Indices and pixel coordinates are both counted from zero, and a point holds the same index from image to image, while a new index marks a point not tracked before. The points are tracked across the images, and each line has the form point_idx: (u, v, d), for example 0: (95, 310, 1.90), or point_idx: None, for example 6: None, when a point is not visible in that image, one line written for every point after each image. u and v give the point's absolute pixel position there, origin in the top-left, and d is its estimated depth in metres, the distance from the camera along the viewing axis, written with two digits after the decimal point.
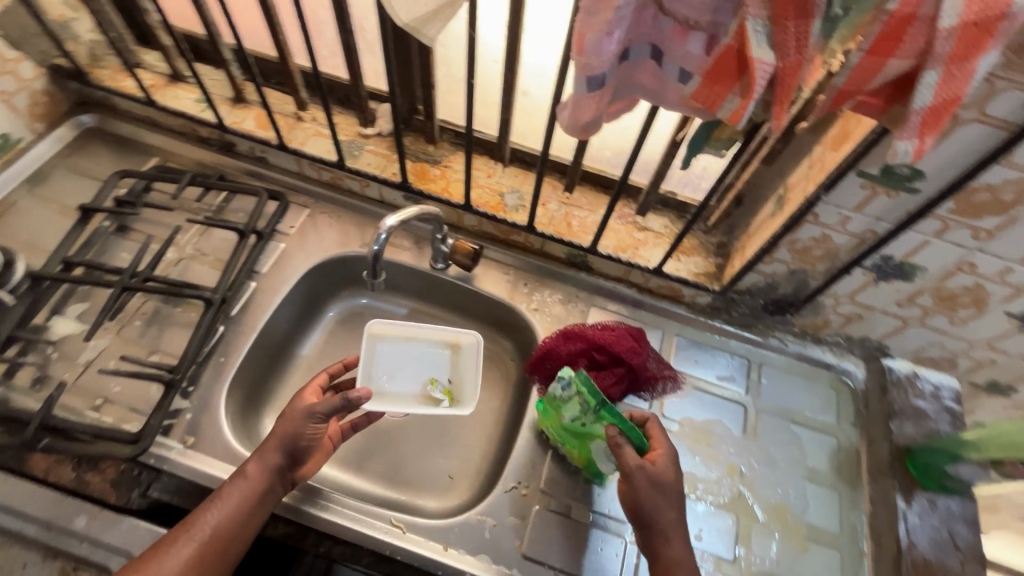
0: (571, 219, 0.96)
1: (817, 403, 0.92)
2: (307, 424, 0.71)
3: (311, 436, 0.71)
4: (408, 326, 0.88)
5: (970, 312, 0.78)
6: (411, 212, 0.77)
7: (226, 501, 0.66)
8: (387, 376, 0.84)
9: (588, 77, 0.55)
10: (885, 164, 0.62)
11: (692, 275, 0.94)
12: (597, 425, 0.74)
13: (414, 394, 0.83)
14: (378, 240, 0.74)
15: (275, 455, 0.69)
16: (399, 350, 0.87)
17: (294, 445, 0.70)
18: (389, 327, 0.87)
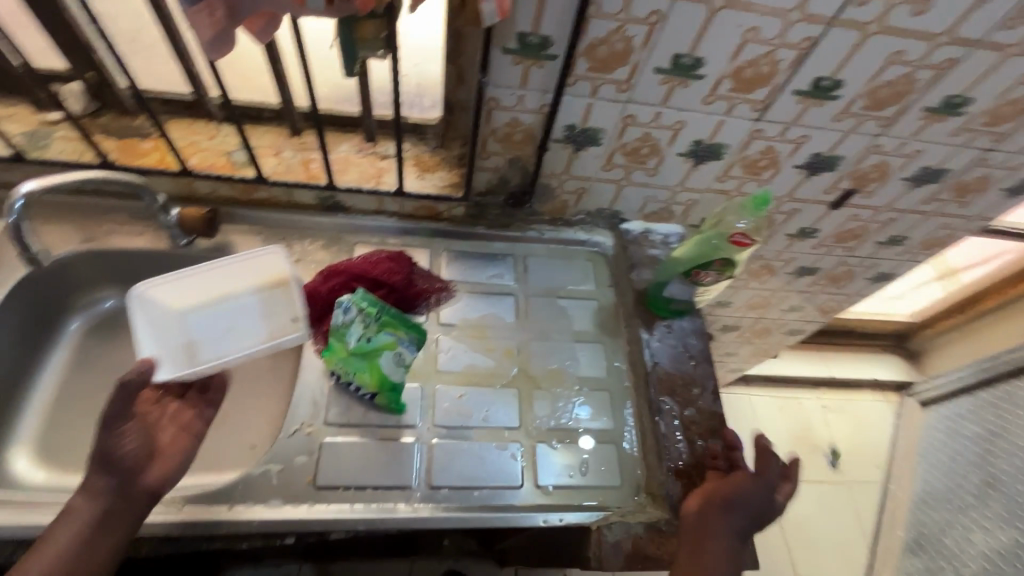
0: (309, 162, 0.95)
1: (578, 276, 1.03)
2: (107, 436, 0.65)
3: (118, 442, 0.66)
4: (205, 283, 0.87)
5: (655, 161, 0.91)
6: (57, 179, 0.74)
7: (43, 556, 0.60)
8: (205, 335, 0.86)
9: None
10: (517, 35, 0.69)
11: (439, 190, 0.98)
12: (382, 335, 0.79)
13: (250, 339, 0.86)
14: (12, 211, 0.74)
15: (96, 479, 0.64)
16: (216, 314, 0.88)
17: (112, 460, 0.65)
18: (183, 293, 0.87)
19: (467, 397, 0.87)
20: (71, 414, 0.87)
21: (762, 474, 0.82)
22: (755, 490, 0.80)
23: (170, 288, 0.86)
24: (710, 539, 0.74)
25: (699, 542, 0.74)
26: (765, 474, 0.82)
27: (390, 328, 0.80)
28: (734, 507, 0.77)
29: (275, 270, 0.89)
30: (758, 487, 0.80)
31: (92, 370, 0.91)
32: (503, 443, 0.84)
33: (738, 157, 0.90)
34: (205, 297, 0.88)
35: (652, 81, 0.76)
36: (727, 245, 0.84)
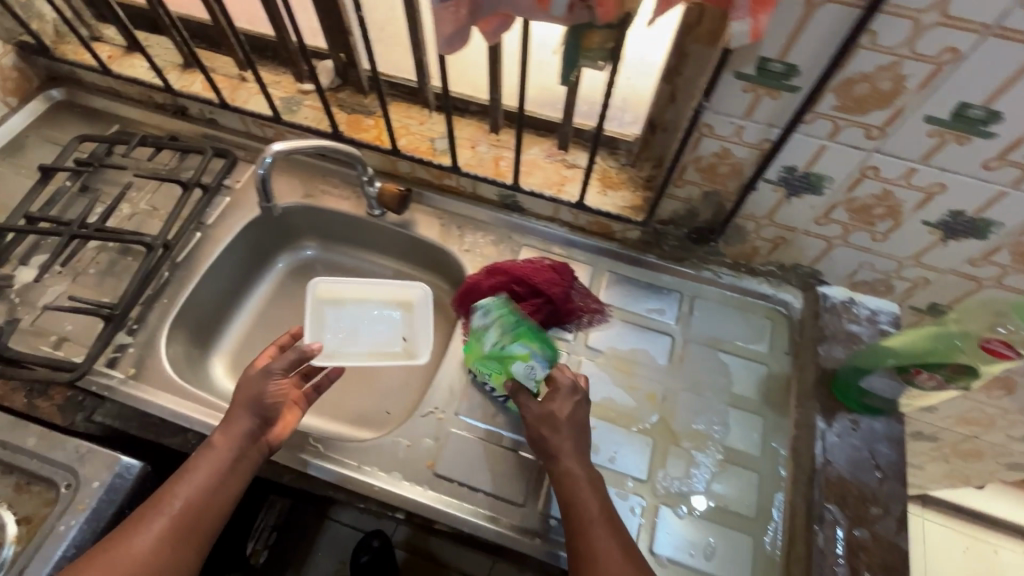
0: (499, 160, 0.98)
1: (750, 333, 0.92)
2: (264, 387, 0.77)
3: (271, 393, 0.77)
4: (357, 288, 0.93)
5: (888, 225, 0.75)
6: (300, 143, 0.83)
7: (193, 475, 0.70)
8: (338, 337, 0.89)
9: None
10: (758, 60, 0.61)
11: (618, 209, 0.93)
12: (516, 347, 0.76)
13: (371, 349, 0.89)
14: (263, 164, 0.86)
15: (240, 422, 0.75)
16: (348, 319, 0.91)
17: (258, 408, 0.76)
18: (336, 291, 0.92)
19: (596, 431, 0.82)
20: (261, 339, 1.02)
21: (563, 440, 0.70)
22: (570, 447, 0.70)
23: (331, 285, 0.92)
24: (580, 492, 0.67)
25: (567, 495, 0.67)
26: (577, 427, 0.72)
27: (525, 342, 0.77)
28: (565, 476, 0.68)
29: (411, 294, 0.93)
30: (571, 443, 0.70)
31: (285, 307, 1.06)
32: (625, 492, 0.77)
33: (1011, 241, 0.70)
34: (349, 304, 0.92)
35: (917, 132, 0.62)
36: (973, 349, 0.66)
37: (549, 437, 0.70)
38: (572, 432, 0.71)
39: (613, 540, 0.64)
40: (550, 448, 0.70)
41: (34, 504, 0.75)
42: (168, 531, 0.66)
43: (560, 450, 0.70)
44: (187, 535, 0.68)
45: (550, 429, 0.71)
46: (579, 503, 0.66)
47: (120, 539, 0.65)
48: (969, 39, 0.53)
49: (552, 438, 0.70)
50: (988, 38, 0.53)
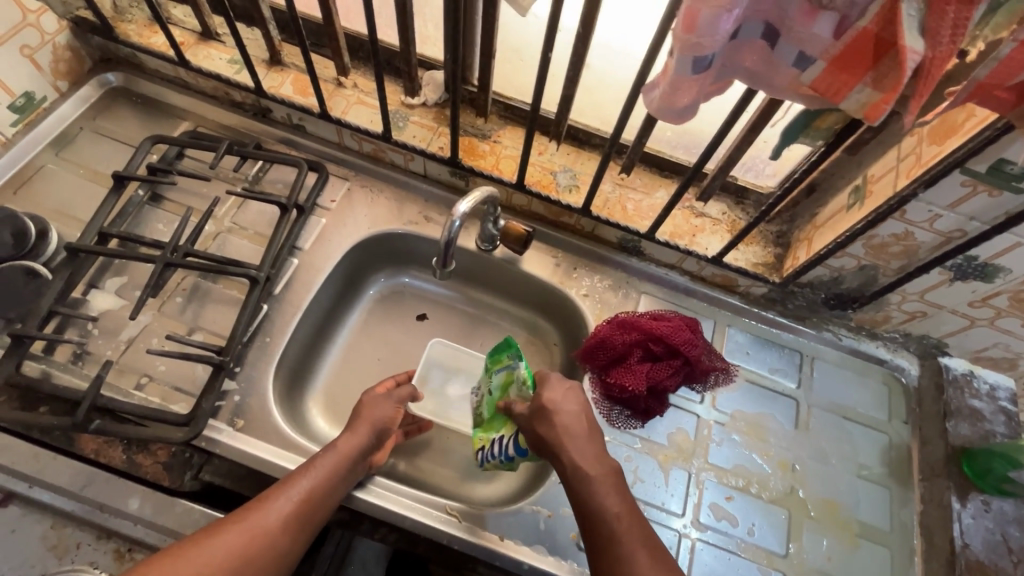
0: (625, 202, 0.92)
1: (870, 399, 0.91)
2: (389, 408, 0.78)
3: (391, 416, 0.78)
4: (463, 355, 0.95)
5: None
6: (481, 196, 0.73)
7: (319, 467, 0.67)
8: (441, 400, 0.92)
9: (695, 57, 0.50)
10: (996, 161, 0.58)
11: (750, 266, 0.90)
12: (496, 375, 0.83)
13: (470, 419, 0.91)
14: (450, 230, 0.71)
15: (364, 431, 0.73)
16: (455, 379, 0.94)
17: (379, 425, 0.75)
18: (449, 353, 0.95)
19: (732, 502, 0.80)
20: (354, 376, 0.94)
21: (575, 436, 0.68)
22: (582, 449, 0.67)
23: (444, 347, 0.95)
24: (597, 496, 0.63)
25: (587, 499, 0.63)
26: (588, 422, 0.70)
27: (498, 366, 0.84)
28: (580, 475, 0.65)
29: None
30: (581, 441, 0.68)
31: (375, 339, 0.98)
32: (767, 569, 0.77)
33: None
34: (458, 368, 0.95)
35: None
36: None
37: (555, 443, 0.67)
38: (583, 429, 0.69)
39: (644, 542, 0.60)
40: (560, 451, 0.67)
41: None
42: (290, 519, 0.62)
43: (570, 449, 0.67)
44: (302, 528, 0.63)
45: (554, 432, 0.68)
46: (597, 502, 0.62)
47: (246, 513, 0.60)
48: None
49: (557, 435, 0.68)
50: None
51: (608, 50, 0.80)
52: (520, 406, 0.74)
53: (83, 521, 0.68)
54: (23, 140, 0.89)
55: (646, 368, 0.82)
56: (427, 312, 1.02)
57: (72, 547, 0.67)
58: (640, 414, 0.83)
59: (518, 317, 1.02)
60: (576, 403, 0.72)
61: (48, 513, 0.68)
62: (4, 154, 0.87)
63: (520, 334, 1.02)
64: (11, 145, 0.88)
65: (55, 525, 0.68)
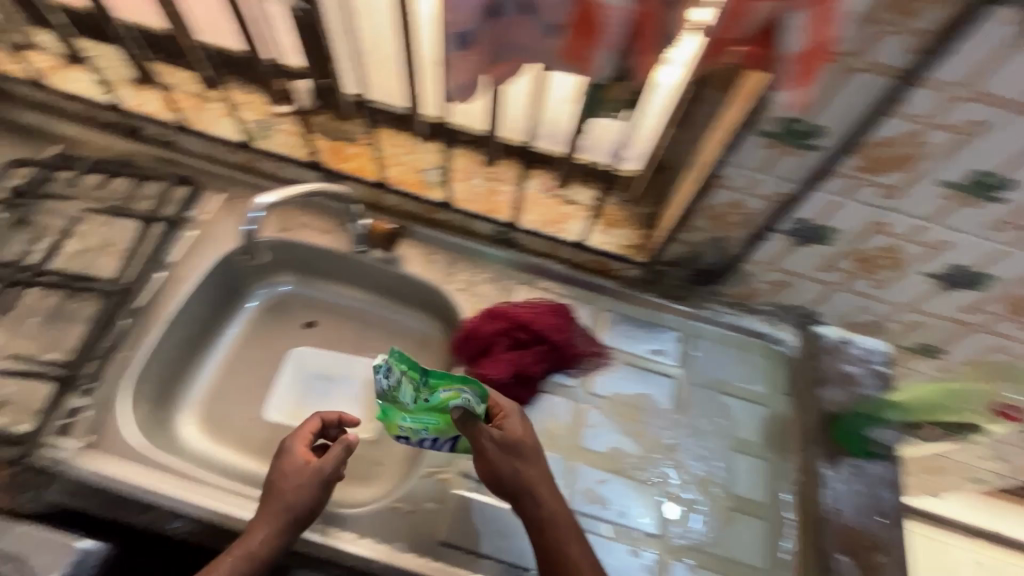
0: (495, 194, 0.93)
1: (750, 373, 0.91)
2: (318, 491, 0.70)
3: (302, 504, 0.68)
4: (332, 359, 0.97)
5: (890, 274, 0.76)
6: (297, 190, 0.77)
7: (218, 568, 0.64)
8: (313, 408, 0.93)
9: (454, 34, 0.52)
10: (782, 120, 0.59)
11: (620, 248, 0.91)
12: (439, 394, 0.68)
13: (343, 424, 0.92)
14: (251, 221, 0.77)
15: (279, 520, 0.67)
16: (325, 387, 0.95)
17: (298, 512, 0.68)
18: (315, 360, 0.97)
19: (606, 484, 0.80)
20: (234, 387, 0.92)
21: (535, 480, 0.69)
22: (554, 519, 0.68)
23: (310, 353, 0.97)
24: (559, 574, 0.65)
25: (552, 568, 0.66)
26: (545, 461, 0.72)
27: (445, 384, 0.68)
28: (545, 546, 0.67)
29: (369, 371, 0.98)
30: (544, 485, 0.69)
31: (258, 349, 0.97)
32: (639, 550, 0.75)
33: (1006, 294, 0.72)
34: (327, 374, 0.96)
35: (930, 194, 0.62)
36: (987, 412, 0.70)
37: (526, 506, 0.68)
38: (541, 470, 0.70)
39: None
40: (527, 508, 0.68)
41: None
42: None
43: (535, 495, 0.68)
44: None
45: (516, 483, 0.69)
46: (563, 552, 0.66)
47: None
48: (995, 114, 0.53)
49: (525, 476, 0.69)
50: (1013, 115, 0.52)
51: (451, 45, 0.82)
52: (495, 434, 0.70)
53: None
54: None
55: (511, 355, 0.82)
56: (315, 320, 1.01)
57: None
58: None
59: (405, 318, 1.01)
60: (535, 437, 0.72)
61: None
62: None
63: (409, 335, 1.00)
64: None
65: None
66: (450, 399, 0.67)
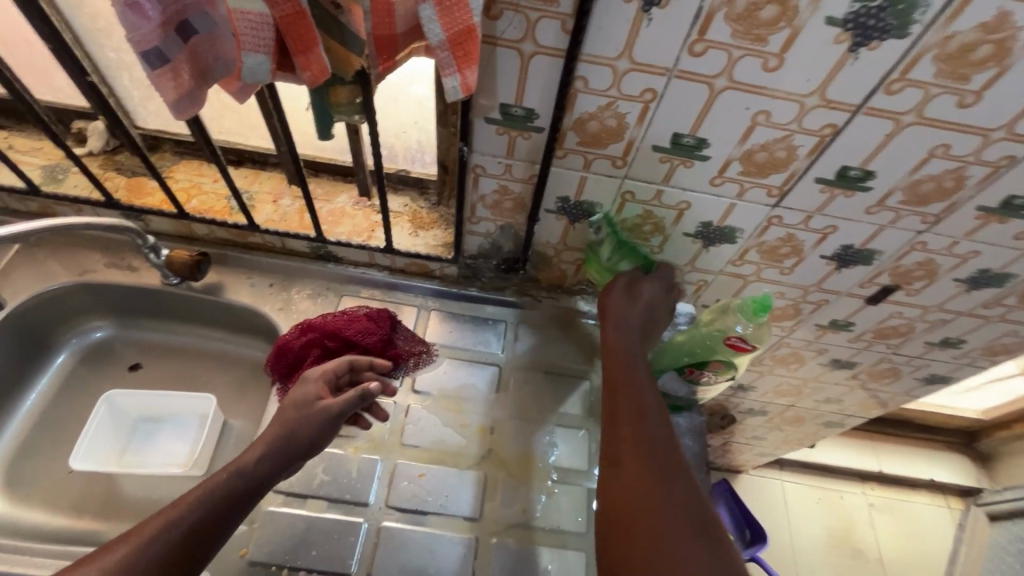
0: (305, 212, 0.94)
1: (572, 351, 0.96)
2: (324, 424, 0.69)
3: (307, 433, 0.68)
4: (154, 399, 0.91)
5: (659, 238, 0.83)
6: (30, 228, 0.72)
7: (188, 499, 0.59)
8: (133, 450, 0.90)
9: (143, 53, 0.53)
10: (499, 106, 0.64)
11: (430, 248, 0.94)
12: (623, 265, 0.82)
13: (163, 462, 0.89)
14: None
15: (272, 449, 0.65)
16: (147, 426, 0.92)
17: (290, 441, 0.67)
18: (136, 402, 0.91)
19: (426, 477, 0.80)
20: (44, 444, 0.88)
21: (628, 328, 0.74)
22: (631, 373, 0.70)
23: (132, 395, 0.90)
24: (623, 426, 0.65)
25: (610, 420, 0.67)
26: (645, 323, 0.76)
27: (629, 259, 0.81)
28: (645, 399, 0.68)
29: (201, 406, 0.92)
30: (629, 334, 0.74)
31: (76, 401, 0.93)
32: (459, 536, 0.76)
33: (755, 243, 0.80)
34: (150, 412, 0.92)
35: (650, 159, 0.69)
36: (723, 347, 0.77)
37: (614, 357, 0.73)
38: (635, 320, 0.75)
39: (666, 484, 0.60)
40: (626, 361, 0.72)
41: None
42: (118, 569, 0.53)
43: (618, 343, 0.73)
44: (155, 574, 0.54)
45: (621, 335, 0.74)
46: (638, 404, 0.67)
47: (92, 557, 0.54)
48: (658, 80, 0.59)
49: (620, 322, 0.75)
50: (673, 79, 0.59)
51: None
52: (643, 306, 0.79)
53: None
54: None
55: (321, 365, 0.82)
56: (141, 361, 0.98)
57: None
58: None
59: (236, 347, 0.99)
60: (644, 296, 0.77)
61: None
62: None
63: (241, 364, 0.99)
64: None
65: None
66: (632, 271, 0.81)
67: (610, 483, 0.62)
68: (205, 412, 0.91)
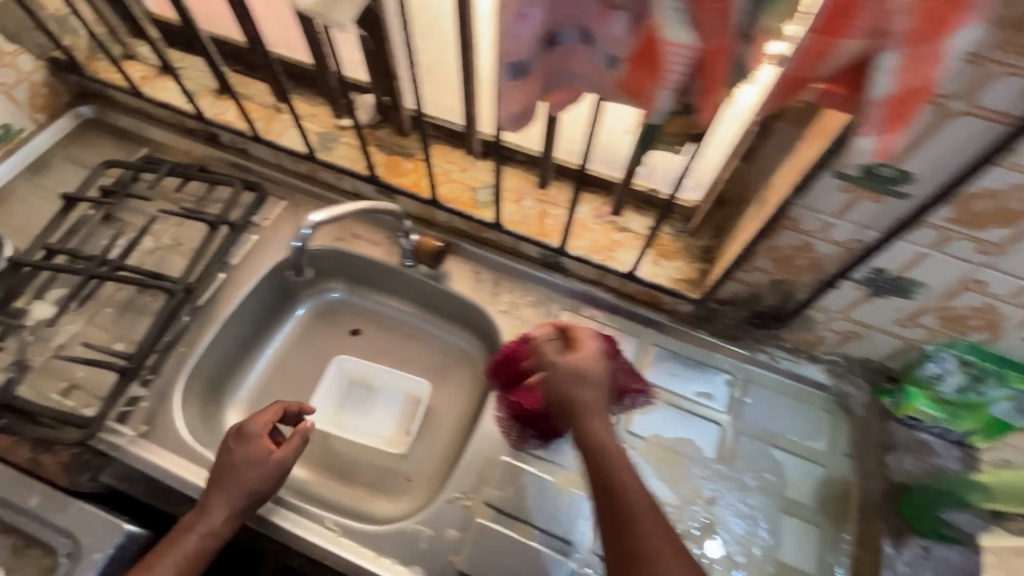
0: (544, 217, 0.91)
1: (806, 428, 0.84)
2: (277, 477, 0.73)
3: (257, 485, 0.71)
4: (378, 372, 0.96)
5: (983, 337, 0.67)
6: (341, 211, 0.77)
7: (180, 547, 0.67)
8: (350, 412, 0.95)
9: (510, 64, 0.50)
10: (866, 163, 0.53)
11: (670, 282, 0.86)
12: (1001, 389, 0.68)
13: (372, 433, 0.93)
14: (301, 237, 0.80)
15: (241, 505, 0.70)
16: (364, 392, 0.96)
17: (249, 498, 0.70)
18: (364, 370, 0.97)
19: None
20: (279, 388, 0.96)
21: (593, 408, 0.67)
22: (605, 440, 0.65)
23: (362, 364, 0.96)
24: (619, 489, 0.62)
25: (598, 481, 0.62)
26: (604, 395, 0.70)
27: (1014, 383, 0.67)
28: (610, 455, 0.64)
29: (415, 390, 0.95)
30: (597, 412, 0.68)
31: (305, 353, 1.00)
32: None
33: None
34: (370, 381, 0.97)
35: None
36: None
37: (567, 363, 0.70)
38: (595, 397, 0.69)
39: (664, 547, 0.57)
40: (585, 368, 0.70)
41: (29, 571, 0.70)
42: None
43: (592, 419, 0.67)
44: None
45: (586, 360, 0.71)
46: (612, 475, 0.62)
47: None
48: None
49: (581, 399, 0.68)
50: None
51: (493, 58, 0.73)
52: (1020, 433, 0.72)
53: None
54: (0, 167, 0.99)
55: None
56: (361, 327, 1.03)
57: None
58: (542, 433, 0.80)
59: (447, 334, 1.01)
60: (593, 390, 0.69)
61: None
62: None
63: (448, 351, 1.01)
64: None
65: None
66: (1015, 400, 0.67)
67: (613, 458, 0.63)
68: (416, 397, 0.95)
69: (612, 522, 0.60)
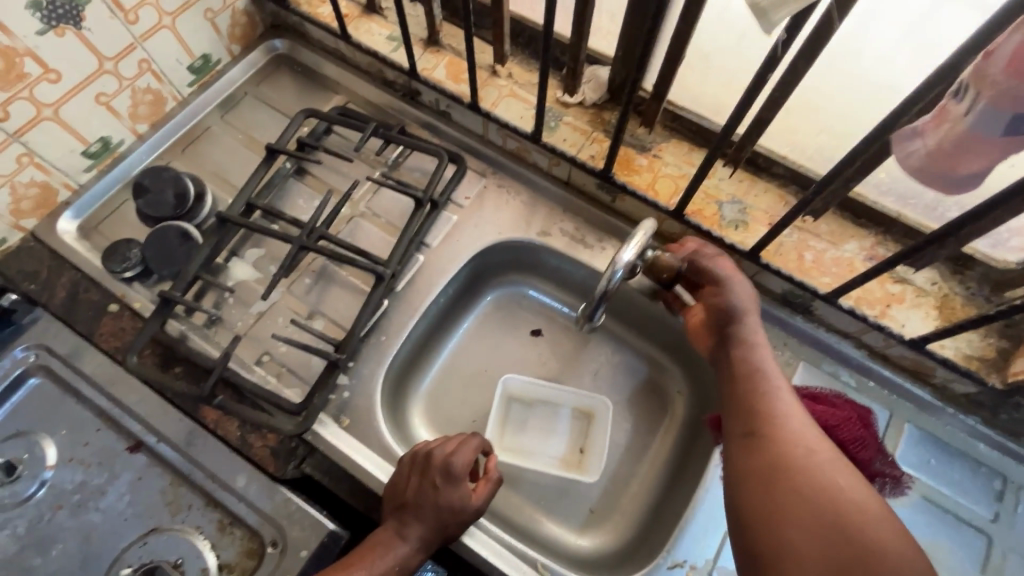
0: (804, 251, 0.77)
1: None
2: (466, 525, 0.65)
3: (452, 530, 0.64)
4: (543, 388, 0.87)
5: None
6: (648, 235, 0.64)
7: None
8: (517, 432, 0.86)
9: (1011, 117, 0.40)
10: None
11: (960, 359, 0.72)
12: None
13: (547, 455, 0.85)
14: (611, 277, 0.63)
15: (431, 538, 0.63)
16: (530, 411, 0.88)
17: (440, 537, 0.63)
18: (525, 387, 0.87)
19: None
20: (459, 385, 0.89)
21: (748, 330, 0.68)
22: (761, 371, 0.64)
23: (522, 381, 0.86)
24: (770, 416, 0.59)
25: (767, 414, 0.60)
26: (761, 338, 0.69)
27: None
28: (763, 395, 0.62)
29: (589, 406, 0.86)
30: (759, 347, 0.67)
31: (484, 349, 0.91)
32: None
33: None
34: (534, 398, 0.88)
35: None
36: None
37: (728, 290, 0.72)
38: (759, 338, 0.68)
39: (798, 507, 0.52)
40: (735, 307, 0.70)
41: (236, 551, 0.68)
42: None
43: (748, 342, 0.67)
44: None
45: (743, 301, 0.70)
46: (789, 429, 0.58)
47: None
48: None
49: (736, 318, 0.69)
50: None
51: (845, 87, 0.65)
52: None
53: (195, 485, 0.71)
54: (195, 101, 0.93)
55: None
56: (543, 329, 0.93)
57: (184, 508, 0.70)
58: None
59: (642, 353, 0.91)
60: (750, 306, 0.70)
61: (171, 469, 0.72)
62: (179, 113, 0.91)
63: (639, 373, 0.90)
64: (185, 104, 0.92)
65: (172, 482, 0.71)
66: None
67: (767, 390, 0.62)
68: (595, 413, 0.86)
69: (756, 478, 0.56)
